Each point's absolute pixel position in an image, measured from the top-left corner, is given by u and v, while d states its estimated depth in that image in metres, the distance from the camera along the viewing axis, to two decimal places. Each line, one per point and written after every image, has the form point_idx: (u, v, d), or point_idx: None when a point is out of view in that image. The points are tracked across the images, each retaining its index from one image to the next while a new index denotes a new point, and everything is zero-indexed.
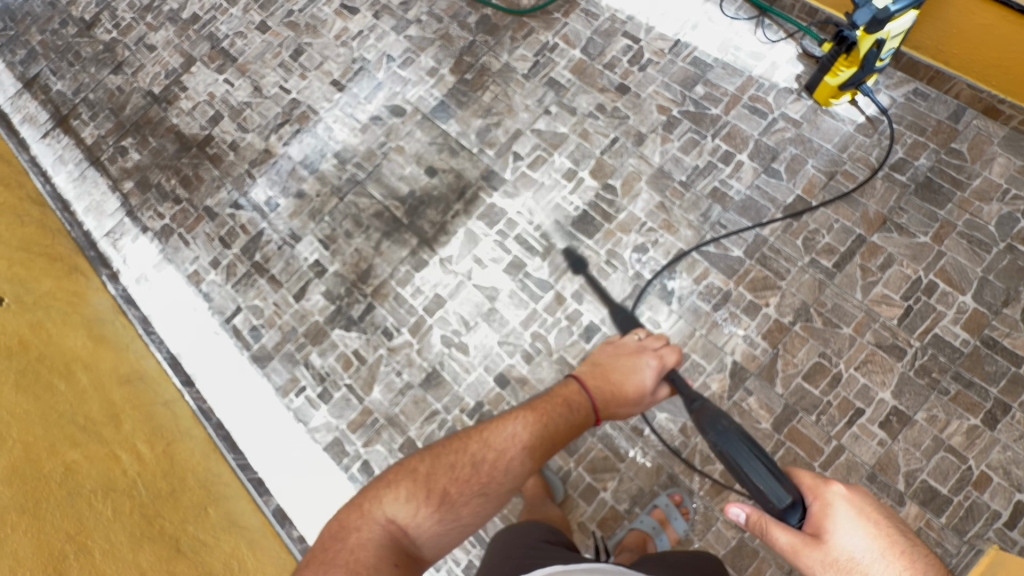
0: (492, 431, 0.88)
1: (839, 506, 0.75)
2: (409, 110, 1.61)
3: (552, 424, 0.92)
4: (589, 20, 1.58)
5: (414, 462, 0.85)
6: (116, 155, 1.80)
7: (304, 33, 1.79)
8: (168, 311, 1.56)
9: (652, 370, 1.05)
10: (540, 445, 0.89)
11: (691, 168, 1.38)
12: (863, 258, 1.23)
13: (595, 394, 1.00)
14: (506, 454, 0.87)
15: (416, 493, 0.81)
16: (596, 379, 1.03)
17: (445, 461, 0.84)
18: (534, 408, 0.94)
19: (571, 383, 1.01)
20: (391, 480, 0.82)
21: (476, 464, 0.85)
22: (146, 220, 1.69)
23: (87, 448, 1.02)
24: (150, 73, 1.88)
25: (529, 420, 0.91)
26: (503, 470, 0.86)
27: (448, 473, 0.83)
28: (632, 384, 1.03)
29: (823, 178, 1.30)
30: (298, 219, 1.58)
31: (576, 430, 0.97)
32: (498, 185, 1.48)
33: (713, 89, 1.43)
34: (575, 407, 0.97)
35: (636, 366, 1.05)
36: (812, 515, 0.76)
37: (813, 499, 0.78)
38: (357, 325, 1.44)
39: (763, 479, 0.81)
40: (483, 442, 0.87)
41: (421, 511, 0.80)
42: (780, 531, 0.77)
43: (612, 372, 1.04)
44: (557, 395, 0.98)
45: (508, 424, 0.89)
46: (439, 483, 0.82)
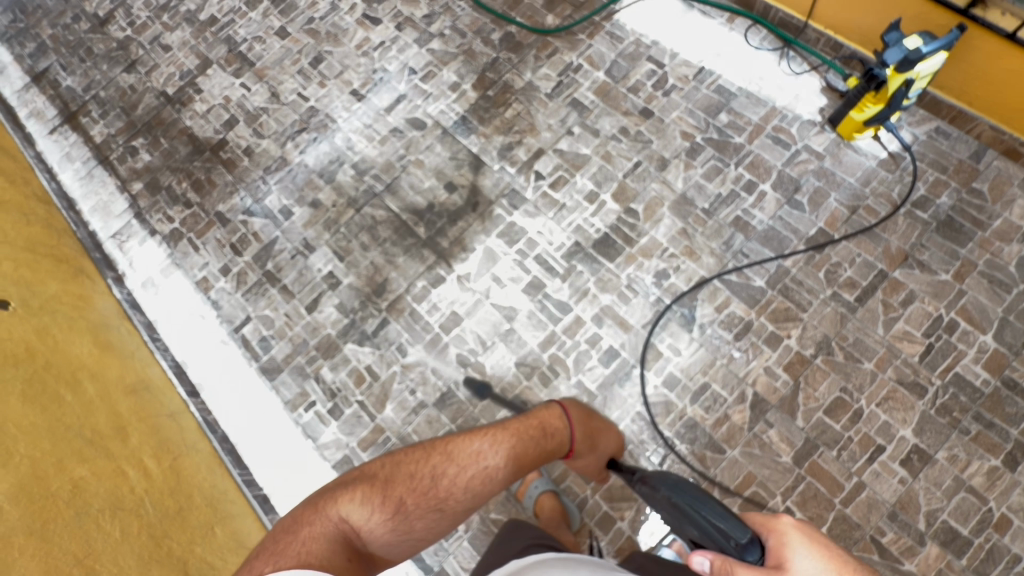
0: (458, 444, 0.83)
1: (795, 537, 0.65)
2: (430, 123, 1.60)
3: (523, 450, 0.86)
4: (613, 42, 1.58)
5: (375, 468, 0.80)
6: (126, 155, 1.76)
7: (325, 41, 1.77)
8: (173, 318, 1.52)
9: (615, 442, 1.05)
10: (505, 468, 0.83)
11: (714, 196, 1.38)
12: (885, 294, 1.24)
13: (574, 429, 0.95)
14: (469, 469, 0.81)
15: (374, 496, 0.76)
16: (577, 414, 0.98)
17: (406, 469, 0.79)
18: (508, 428, 0.88)
19: (553, 407, 0.95)
20: (349, 482, 0.77)
21: (437, 476, 0.79)
22: (154, 223, 1.65)
23: (95, 465, 0.98)
24: (164, 73, 1.85)
25: (500, 439, 0.85)
26: (464, 487, 0.80)
27: (408, 481, 0.78)
28: (598, 445, 1.01)
29: (846, 212, 1.31)
30: (312, 228, 1.55)
31: (546, 458, 0.92)
32: (519, 204, 1.46)
33: (736, 118, 1.44)
34: (551, 438, 0.91)
35: (606, 432, 1.04)
36: (772, 552, 0.65)
37: (768, 533, 0.67)
38: (371, 340, 1.41)
39: (717, 515, 0.69)
40: (447, 454, 0.81)
41: (376, 516, 0.75)
42: (745, 573, 0.64)
43: (590, 420, 1.01)
44: (534, 419, 0.92)
45: (476, 440, 0.83)
46: (396, 490, 0.77)
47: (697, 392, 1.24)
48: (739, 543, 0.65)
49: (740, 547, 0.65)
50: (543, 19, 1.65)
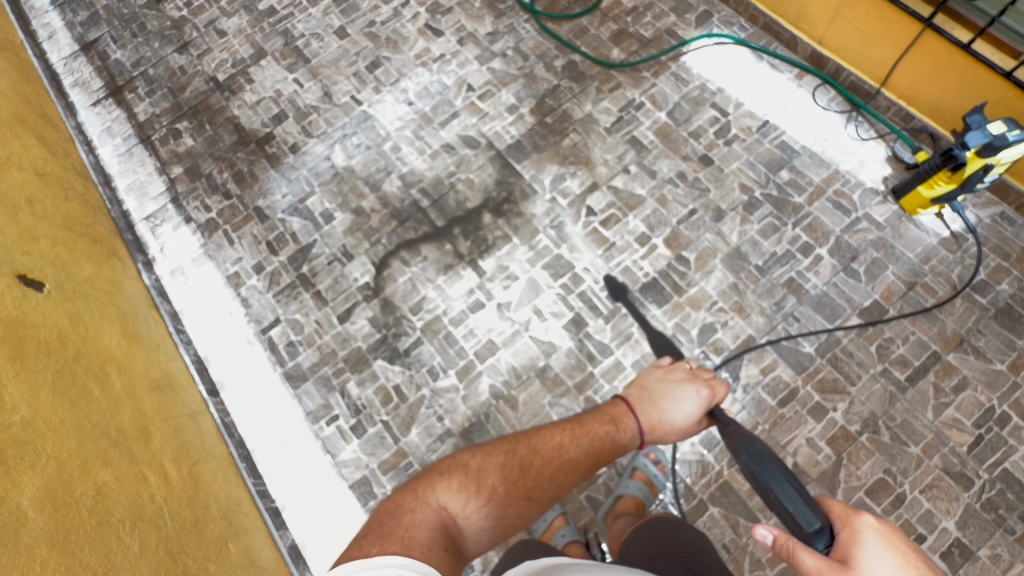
0: (540, 437, 0.84)
1: (870, 536, 0.64)
2: (483, 143, 1.58)
3: (598, 444, 0.88)
4: (678, 84, 1.56)
5: (464, 457, 0.80)
6: (169, 137, 1.73)
7: (384, 47, 1.75)
8: (201, 311, 1.48)
9: (700, 402, 0.97)
10: (585, 461, 0.85)
11: (769, 255, 1.35)
12: (937, 377, 1.21)
13: (643, 418, 0.95)
14: (553, 461, 0.83)
15: (467, 485, 0.76)
16: (645, 403, 0.97)
17: (495, 459, 0.80)
18: (584, 424, 0.90)
19: (620, 402, 0.97)
20: (442, 470, 0.77)
21: (525, 466, 0.80)
22: (190, 210, 1.62)
23: (118, 468, 0.94)
24: (217, 59, 1.83)
25: (576, 434, 0.87)
26: (550, 476, 0.81)
27: (498, 471, 0.78)
28: (675, 414, 0.96)
29: (902, 287, 1.28)
30: (352, 236, 1.52)
31: (620, 452, 0.93)
32: (568, 237, 1.44)
33: (798, 177, 1.41)
34: (623, 430, 0.93)
35: (680, 396, 0.98)
36: (840, 544, 0.66)
37: (843, 526, 0.67)
38: (402, 359, 1.37)
39: (793, 501, 0.72)
40: (532, 446, 0.83)
41: (471, 503, 0.75)
42: (808, 554, 0.65)
43: (659, 396, 0.98)
44: (605, 414, 0.94)
45: (556, 434, 0.86)
46: (489, 479, 0.77)
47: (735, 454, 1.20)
48: (807, 529, 0.68)
49: (807, 532, 0.68)
50: (608, 52, 1.64)
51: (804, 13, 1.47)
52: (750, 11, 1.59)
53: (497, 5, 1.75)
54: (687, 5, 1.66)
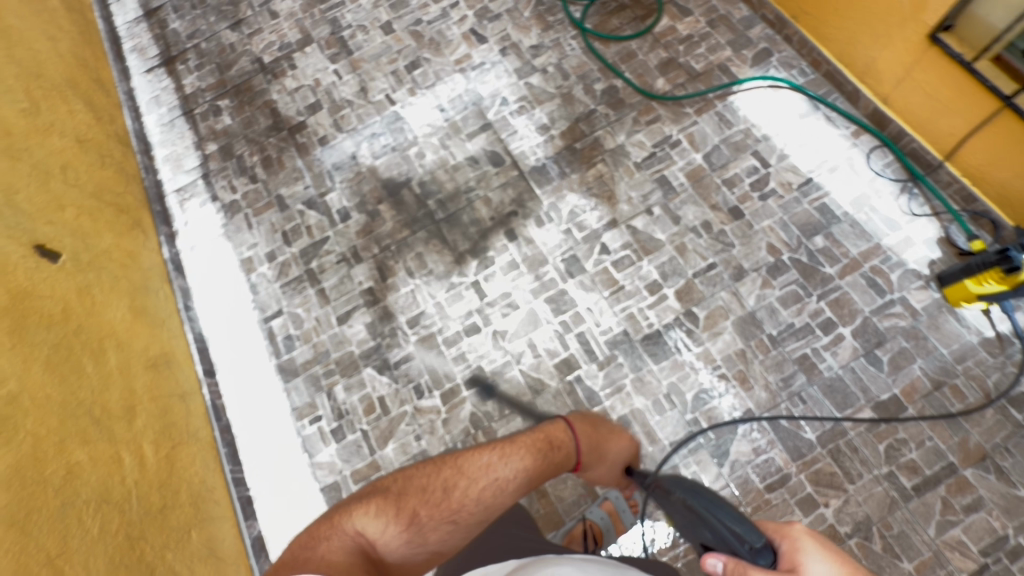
0: (466, 457, 0.78)
1: (812, 545, 0.56)
2: (508, 162, 1.54)
3: (532, 463, 0.79)
4: (721, 126, 1.47)
5: (388, 483, 0.78)
6: (209, 113, 1.78)
7: (426, 47, 1.73)
8: (212, 290, 1.53)
9: (630, 447, 0.93)
10: (515, 481, 0.77)
11: (785, 325, 1.27)
12: (948, 491, 1.10)
13: (581, 440, 0.86)
14: (479, 482, 0.76)
15: (386, 509, 0.74)
16: (583, 423, 0.88)
17: (416, 483, 0.77)
18: (515, 441, 0.81)
19: (557, 421, 0.86)
20: (364, 496, 0.76)
21: (447, 489, 0.76)
22: (217, 188, 1.66)
23: (95, 448, 1.02)
24: (265, 40, 1.85)
25: (505, 452, 0.79)
26: (476, 498, 0.75)
27: (418, 494, 0.76)
28: (607, 453, 0.90)
29: (928, 386, 1.18)
30: (364, 239, 1.52)
31: (555, 472, 0.84)
32: (576, 273, 1.39)
33: (833, 246, 1.31)
34: (559, 451, 0.83)
35: (617, 436, 0.92)
36: (785, 561, 0.57)
37: (782, 539, 0.59)
38: (391, 371, 1.37)
39: (733, 520, 0.63)
40: (455, 467, 0.77)
41: (390, 528, 0.73)
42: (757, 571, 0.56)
43: (597, 425, 0.90)
44: (539, 432, 0.83)
45: (484, 453, 0.79)
46: (409, 502, 0.75)
47: None
48: (752, 548, 0.59)
49: (752, 551, 0.59)
50: (653, 80, 1.56)
51: (873, 67, 1.36)
52: (814, 56, 1.48)
53: (546, 16, 1.70)
54: (746, 40, 1.56)
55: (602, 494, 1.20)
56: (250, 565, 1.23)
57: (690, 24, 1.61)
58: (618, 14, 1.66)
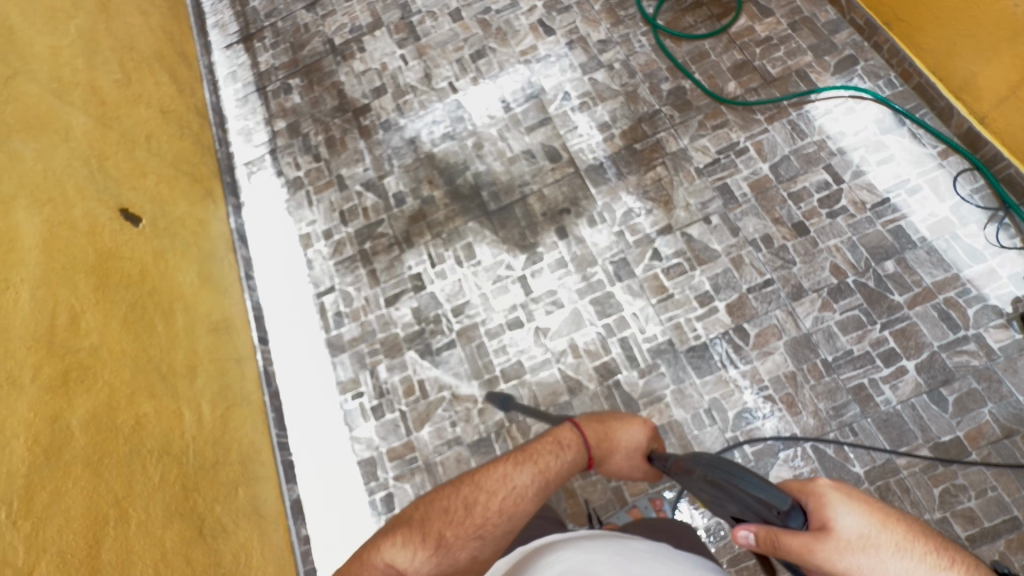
0: (482, 473, 0.80)
1: (834, 497, 0.60)
2: (565, 158, 1.52)
3: (544, 465, 0.80)
4: (793, 135, 1.40)
5: (410, 512, 0.80)
6: (281, 91, 1.85)
7: (492, 37, 1.73)
8: (273, 262, 1.61)
9: (647, 431, 0.89)
10: (533, 487, 0.78)
11: (843, 351, 1.21)
12: (1008, 546, 1.03)
13: (589, 435, 0.86)
14: (498, 494, 0.77)
15: (411, 537, 0.76)
16: (591, 422, 0.89)
17: (437, 506, 0.78)
18: (526, 450, 0.83)
19: (565, 425, 0.88)
20: (389, 529, 0.78)
21: (469, 506, 0.77)
22: (283, 164, 1.73)
23: (160, 402, 1.10)
24: (338, 22, 1.91)
25: (519, 460, 0.80)
26: (498, 510, 0.76)
27: (441, 516, 0.77)
28: (621, 444, 0.88)
29: (996, 433, 1.10)
30: (416, 225, 1.56)
31: (573, 473, 0.84)
32: (625, 277, 1.37)
33: (905, 272, 1.23)
34: (569, 449, 0.84)
35: (627, 421, 0.90)
36: (814, 515, 0.60)
37: (807, 496, 0.62)
38: (432, 357, 1.41)
39: (755, 486, 0.61)
40: (473, 483, 0.79)
41: (418, 555, 0.74)
42: (790, 537, 0.61)
43: (602, 420, 0.90)
44: (547, 436, 0.85)
45: (498, 466, 0.80)
46: (433, 525, 0.76)
47: (739, 552, 1.12)
48: (784, 513, 0.60)
49: (782, 514, 0.60)
50: (724, 83, 1.50)
51: (972, 82, 1.27)
52: (904, 66, 1.38)
53: (617, 11, 1.66)
54: (830, 45, 1.47)
55: (630, 500, 1.20)
56: (289, 526, 1.30)
57: (770, 25, 1.53)
58: (692, 12, 1.61)
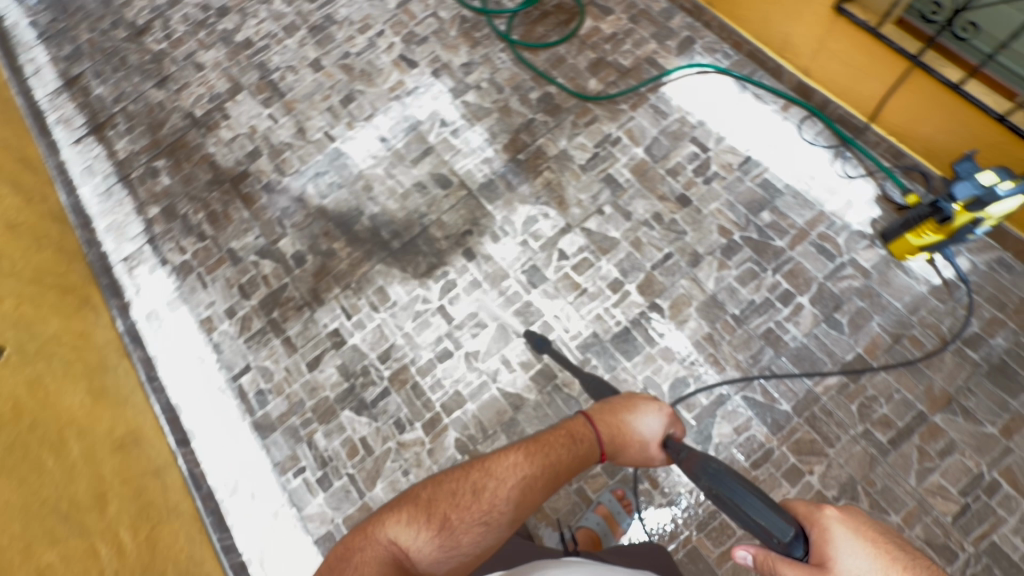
0: (494, 459, 0.79)
1: (838, 532, 0.63)
2: (455, 182, 1.54)
3: (555, 458, 0.82)
4: (657, 117, 1.50)
5: (416, 491, 0.77)
6: (147, 176, 1.74)
7: (358, 79, 1.73)
8: (175, 356, 1.49)
9: (664, 418, 0.91)
10: (544, 477, 0.79)
11: (746, 303, 1.30)
12: (922, 439, 1.14)
13: (603, 430, 0.88)
14: (508, 482, 0.77)
15: (417, 517, 0.73)
16: (608, 414, 0.90)
17: (445, 488, 0.76)
18: (539, 441, 0.83)
19: (580, 417, 0.89)
20: (395, 505, 0.76)
21: (477, 490, 0.75)
22: (166, 251, 1.63)
23: (66, 545, 1.05)
24: (195, 94, 1.83)
25: (532, 450, 0.81)
26: (506, 497, 0.75)
27: (448, 498, 0.75)
28: (638, 430, 0.89)
29: (888, 340, 1.22)
30: (323, 281, 1.51)
31: (580, 466, 0.85)
32: (539, 283, 1.40)
33: (779, 219, 1.35)
34: (582, 444, 0.85)
35: (643, 408, 0.91)
36: (815, 547, 0.64)
37: (812, 525, 0.66)
38: (369, 411, 1.36)
39: (759, 512, 0.67)
40: (483, 469, 0.77)
41: (422, 535, 0.71)
42: (787, 568, 0.65)
43: (619, 408, 0.92)
44: (561, 430, 0.86)
45: (510, 454, 0.79)
46: (440, 507, 0.74)
47: (704, 516, 1.17)
48: (784, 542, 0.64)
49: (784, 544, 0.64)
50: (585, 82, 1.59)
51: (789, 41, 1.40)
52: (734, 38, 1.52)
53: (473, 33, 1.72)
54: (669, 30, 1.60)
55: (595, 498, 1.21)
56: None
57: (612, 22, 1.64)
58: (541, 21, 1.69)
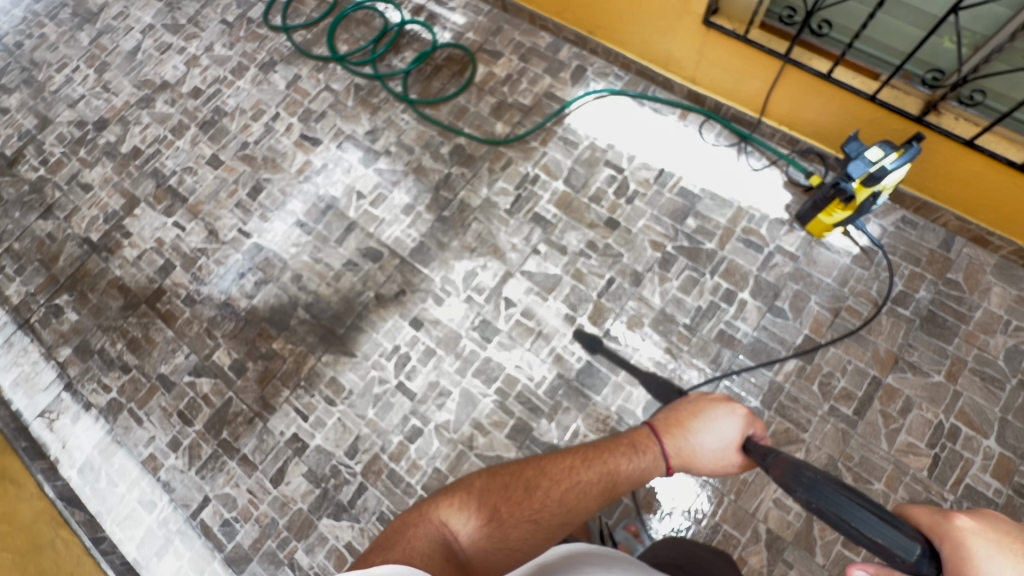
0: (550, 459, 0.82)
1: (978, 545, 0.51)
2: (386, 253, 1.50)
3: (613, 468, 0.80)
4: (568, 148, 1.53)
5: (473, 479, 0.82)
6: (50, 316, 1.59)
7: (262, 168, 1.67)
8: (119, 508, 1.35)
9: (741, 424, 0.80)
10: (597, 485, 0.78)
11: (694, 310, 1.33)
12: (882, 403, 1.19)
13: (669, 442, 0.81)
14: (562, 484, 0.79)
15: (471, 503, 0.77)
16: (677, 423, 0.82)
17: (499, 481, 0.80)
18: (598, 448, 0.82)
19: (645, 428, 0.84)
20: (450, 491, 0.80)
21: (530, 487, 0.79)
22: (87, 394, 1.48)
23: None
24: (87, 217, 1.71)
25: (590, 455, 0.81)
26: (558, 498, 0.77)
27: (501, 491, 0.79)
28: (712, 439, 0.79)
29: (829, 316, 1.28)
30: (269, 385, 1.42)
31: (641, 479, 0.81)
32: (492, 335, 1.37)
33: (704, 222, 1.40)
34: (646, 455, 0.81)
35: (717, 415, 0.81)
36: (950, 568, 0.52)
37: (942, 540, 0.54)
38: (349, 512, 1.28)
39: (875, 530, 0.59)
40: (538, 468, 0.81)
41: (474, 520, 0.76)
42: None
43: (687, 416, 0.83)
44: (624, 440, 0.83)
45: (566, 457, 0.82)
46: (493, 498, 0.78)
47: (708, 534, 1.15)
48: (910, 562, 0.55)
49: (909, 564, 0.55)
50: (492, 127, 1.60)
51: (671, 56, 1.46)
52: (621, 60, 1.58)
53: (370, 100, 1.70)
54: (559, 63, 1.64)
55: (610, 536, 1.16)
56: None
57: (504, 64, 1.67)
58: (435, 76, 1.70)
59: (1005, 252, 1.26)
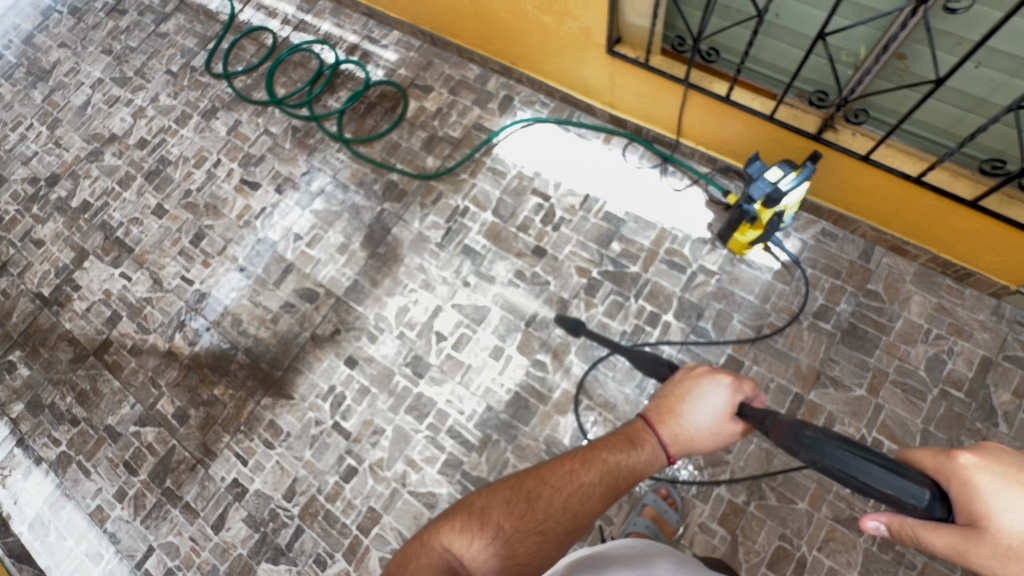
0: (548, 466, 0.76)
1: (984, 479, 0.54)
2: (321, 293, 1.52)
3: (615, 463, 0.75)
4: (496, 178, 1.55)
5: (471, 498, 0.75)
6: (3, 372, 1.63)
7: (204, 215, 1.71)
8: (66, 562, 1.37)
9: (729, 392, 0.76)
10: (601, 485, 0.74)
11: (620, 335, 1.33)
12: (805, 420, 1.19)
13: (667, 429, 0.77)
14: (564, 490, 0.73)
15: (472, 524, 0.71)
16: (670, 407, 0.78)
17: (499, 495, 0.74)
18: (596, 447, 0.78)
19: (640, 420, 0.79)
20: (450, 513, 0.74)
21: (533, 499, 0.73)
22: (38, 448, 1.51)
23: None
24: (38, 272, 1.75)
25: (589, 455, 0.76)
26: (563, 506, 0.72)
27: (503, 506, 0.72)
28: (705, 413, 0.76)
29: (751, 333, 1.28)
30: (210, 432, 1.44)
31: (646, 471, 0.77)
32: (424, 371, 1.39)
33: (629, 245, 1.41)
34: (644, 448, 0.77)
35: (706, 389, 0.77)
36: (960, 506, 0.55)
37: (947, 480, 0.56)
38: (286, 556, 1.29)
39: (883, 481, 0.56)
40: (538, 477, 0.75)
41: (478, 541, 0.70)
42: (933, 535, 0.57)
43: (678, 397, 0.79)
44: (619, 435, 0.79)
45: (565, 461, 0.76)
46: (494, 515, 0.72)
47: None
48: (923, 508, 0.55)
49: (922, 509, 0.55)
50: (424, 162, 1.63)
51: (589, 83, 1.48)
52: (545, 88, 1.60)
53: (307, 141, 1.74)
54: (487, 94, 1.67)
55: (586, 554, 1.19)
56: None
57: (435, 98, 1.70)
58: (369, 114, 1.73)
59: (924, 260, 1.26)
